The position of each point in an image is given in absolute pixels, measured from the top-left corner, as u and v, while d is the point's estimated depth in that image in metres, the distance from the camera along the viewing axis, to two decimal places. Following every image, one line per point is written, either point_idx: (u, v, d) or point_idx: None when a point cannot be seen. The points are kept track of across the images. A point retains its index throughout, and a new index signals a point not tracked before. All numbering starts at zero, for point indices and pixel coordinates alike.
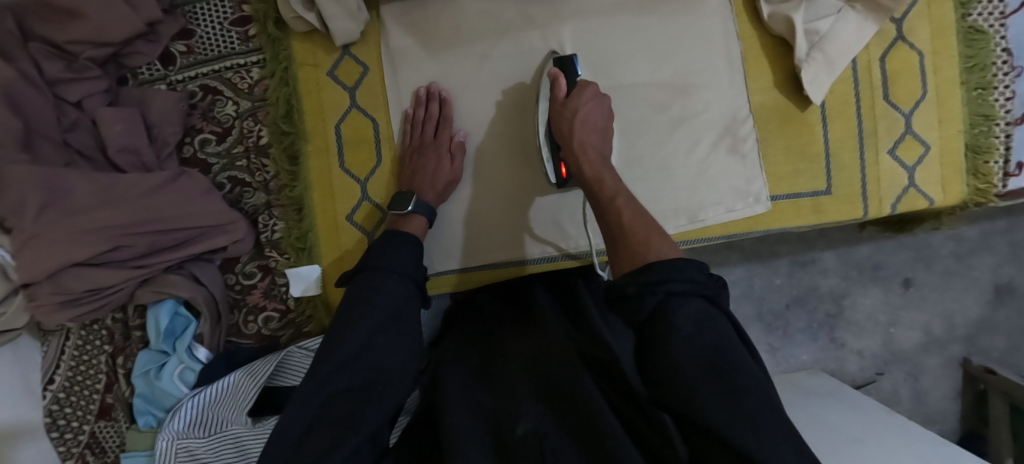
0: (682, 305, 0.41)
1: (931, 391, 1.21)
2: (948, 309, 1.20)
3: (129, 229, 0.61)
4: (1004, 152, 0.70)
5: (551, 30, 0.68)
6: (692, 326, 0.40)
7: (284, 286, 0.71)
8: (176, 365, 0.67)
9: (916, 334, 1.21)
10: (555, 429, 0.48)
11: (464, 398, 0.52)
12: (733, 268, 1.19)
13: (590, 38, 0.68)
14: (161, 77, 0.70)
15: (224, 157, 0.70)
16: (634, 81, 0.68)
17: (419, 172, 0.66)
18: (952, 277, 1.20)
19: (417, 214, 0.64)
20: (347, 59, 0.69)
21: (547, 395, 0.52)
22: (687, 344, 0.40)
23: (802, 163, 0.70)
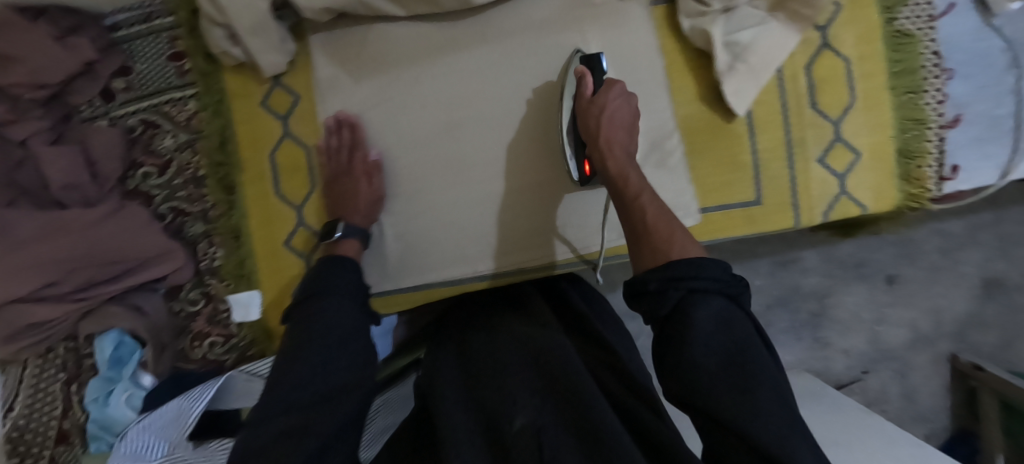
0: (703, 302, 0.44)
1: (921, 389, 1.20)
2: (936, 304, 1.20)
3: (71, 263, 0.64)
4: (937, 156, 0.69)
5: (472, 53, 0.69)
6: (713, 323, 0.43)
7: (226, 312, 0.73)
8: (122, 393, 0.69)
9: (903, 331, 1.20)
10: (553, 421, 0.47)
11: (463, 394, 0.53)
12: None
13: (518, 57, 0.69)
14: (103, 113, 0.73)
15: (165, 189, 0.73)
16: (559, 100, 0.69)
17: (344, 200, 0.67)
18: (940, 272, 1.19)
19: (349, 238, 0.65)
20: (278, 90, 0.70)
21: (543, 387, 0.51)
22: (707, 341, 0.43)
23: (731, 174, 0.69)
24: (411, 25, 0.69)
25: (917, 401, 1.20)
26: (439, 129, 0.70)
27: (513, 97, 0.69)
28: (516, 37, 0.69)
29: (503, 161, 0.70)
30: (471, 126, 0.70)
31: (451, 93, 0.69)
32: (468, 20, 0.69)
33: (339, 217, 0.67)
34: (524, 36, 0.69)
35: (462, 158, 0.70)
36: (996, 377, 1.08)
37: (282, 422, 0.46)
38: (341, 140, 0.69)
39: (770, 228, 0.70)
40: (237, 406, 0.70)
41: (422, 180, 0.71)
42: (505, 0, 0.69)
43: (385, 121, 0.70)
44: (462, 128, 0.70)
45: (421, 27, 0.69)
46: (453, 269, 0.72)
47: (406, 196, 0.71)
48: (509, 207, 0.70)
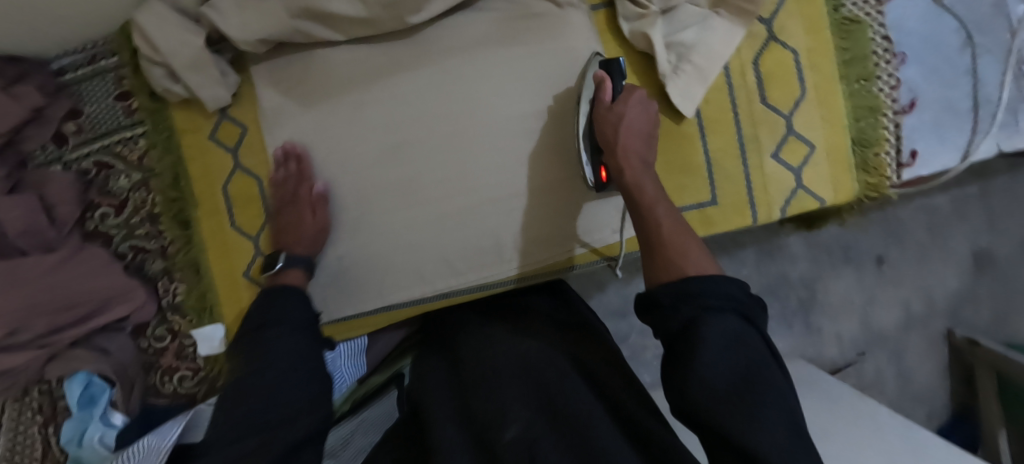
0: (713, 320, 0.42)
1: (917, 368, 1.19)
2: (926, 284, 1.17)
3: (31, 310, 0.64)
4: (894, 143, 0.68)
5: (416, 71, 0.69)
6: (725, 340, 0.42)
7: (192, 346, 0.74)
8: (94, 433, 0.70)
9: (894, 312, 1.18)
10: (543, 431, 0.50)
11: (453, 411, 0.57)
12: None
13: (463, 72, 0.68)
14: (57, 157, 0.73)
15: (123, 228, 0.73)
16: (505, 114, 0.68)
17: (288, 232, 0.68)
18: (928, 251, 1.17)
19: (294, 267, 0.67)
20: (225, 122, 0.70)
21: (537, 404, 0.54)
22: (717, 357, 0.41)
23: (684, 178, 0.68)
24: (353, 50, 0.69)
25: (914, 381, 1.18)
26: (386, 152, 0.69)
27: (457, 115, 0.68)
28: (461, 52, 0.68)
29: (451, 179, 0.69)
30: (419, 147, 0.69)
31: (395, 114, 0.69)
32: (409, 40, 0.69)
33: (283, 247, 0.69)
34: (466, 51, 0.68)
35: (411, 179, 0.70)
36: (995, 353, 1.05)
37: (241, 447, 0.45)
38: (287, 171, 0.69)
39: (727, 228, 0.69)
40: (196, 441, 0.67)
41: (372, 205, 0.70)
42: (441, 18, 0.69)
43: (331, 147, 0.70)
44: (409, 148, 0.69)
45: (364, 51, 0.69)
46: (411, 288, 0.72)
47: (357, 221, 0.71)
48: (461, 224, 0.70)
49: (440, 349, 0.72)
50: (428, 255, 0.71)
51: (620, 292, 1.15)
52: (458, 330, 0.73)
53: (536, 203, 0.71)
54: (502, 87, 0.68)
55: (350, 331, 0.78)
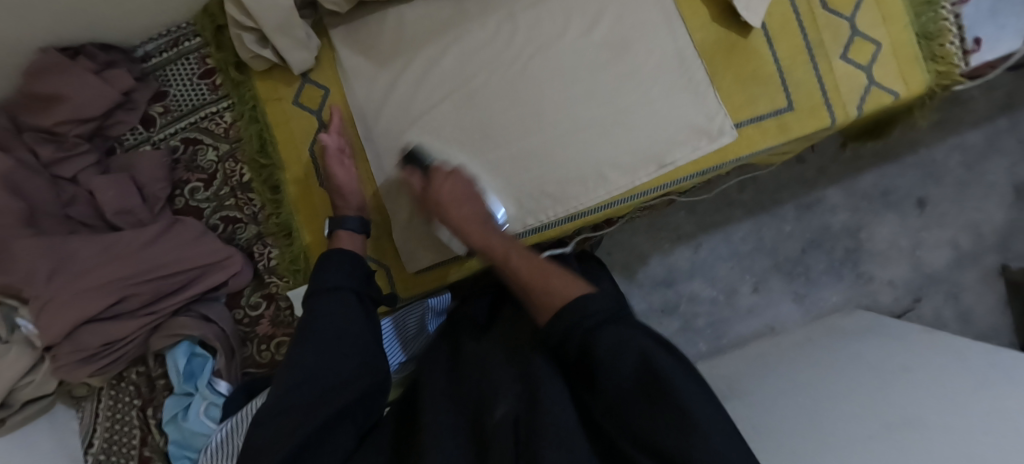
0: (603, 336, 0.47)
1: (977, 308, 1.16)
2: (972, 220, 1.16)
3: (131, 278, 0.65)
4: (958, 32, 0.70)
5: (485, 18, 0.71)
6: (612, 353, 0.46)
7: (287, 309, 0.74)
8: (200, 404, 0.69)
9: (943, 252, 1.17)
10: (528, 406, 0.48)
11: (444, 389, 0.56)
12: (738, 226, 1.16)
13: (531, 15, 0.71)
14: (146, 139, 0.75)
15: (213, 200, 0.74)
16: (573, 46, 0.70)
17: (337, 194, 0.69)
18: (969, 188, 1.17)
19: (345, 227, 0.65)
20: (307, 86, 0.73)
21: (521, 380, 0.51)
22: (615, 368, 0.46)
23: (757, 88, 0.70)
24: (424, 6, 0.72)
25: (975, 321, 1.15)
26: (461, 97, 0.71)
27: (530, 55, 0.70)
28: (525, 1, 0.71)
29: (530, 116, 0.70)
30: (497, 89, 0.71)
31: (469, 61, 0.71)
32: None
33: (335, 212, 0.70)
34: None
35: (491, 120, 0.71)
36: None
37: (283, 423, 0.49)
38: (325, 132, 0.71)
39: (806, 133, 0.71)
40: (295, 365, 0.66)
41: (454, 150, 0.71)
42: None
43: (409, 99, 0.71)
44: (484, 92, 0.71)
45: (432, 7, 0.72)
46: (502, 229, 0.72)
47: (441, 167, 0.71)
48: (546, 159, 0.70)
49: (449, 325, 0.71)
50: (515, 193, 0.71)
51: (666, 262, 1.16)
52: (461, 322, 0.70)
53: (613, 127, 0.70)
54: (568, 26, 0.71)
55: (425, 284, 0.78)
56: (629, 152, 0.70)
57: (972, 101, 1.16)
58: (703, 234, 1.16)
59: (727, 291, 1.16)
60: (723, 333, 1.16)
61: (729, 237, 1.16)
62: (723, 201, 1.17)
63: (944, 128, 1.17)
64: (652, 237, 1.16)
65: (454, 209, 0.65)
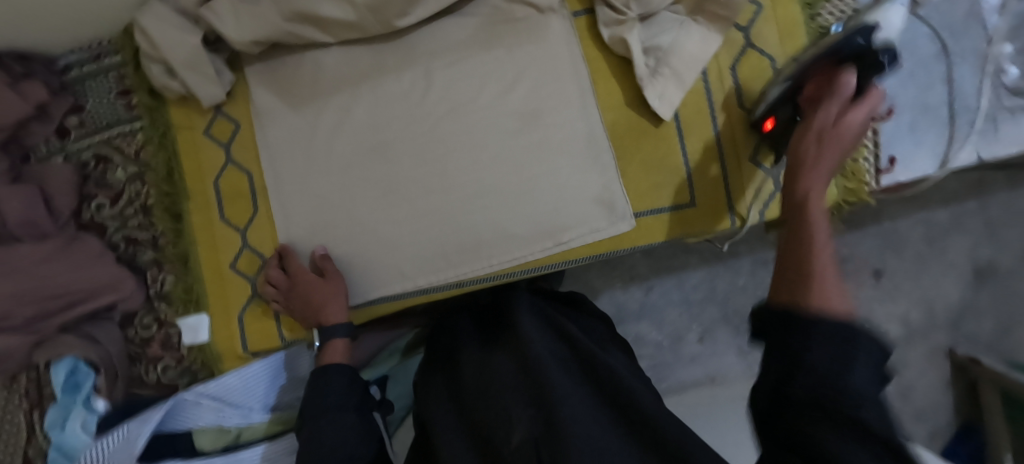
0: (861, 355, 0.33)
1: (920, 383, 1.14)
2: (927, 297, 1.14)
3: (22, 296, 0.66)
4: (873, 147, 0.67)
5: (403, 70, 0.71)
6: (865, 391, 0.32)
7: (177, 336, 0.75)
8: (77, 419, 0.72)
9: (894, 326, 1.14)
10: (544, 430, 0.52)
11: (454, 424, 0.62)
12: (693, 273, 1.12)
13: (452, 73, 0.70)
14: (58, 150, 0.76)
15: (118, 219, 0.75)
16: (486, 109, 0.70)
17: (314, 310, 0.68)
18: (928, 262, 1.14)
19: (339, 336, 0.68)
20: (220, 119, 0.73)
21: (535, 399, 0.55)
22: (814, 378, 0.33)
23: (661, 178, 0.69)
24: (341, 52, 0.71)
25: (916, 396, 1.14)
26: (369, 151, 0.71)
27: (441, 116, 0.70)
28: (447, 58, 0.70)
29: (434, 177, 0.70)
30: (404, 148, 0.70)
31: (381, 116, 0.71)
32: (392, 43, 0.71)
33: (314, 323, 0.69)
34: (451, 59, 0.70)
35: (396, 177, 0.70)
36: (994, 369, 1.03)
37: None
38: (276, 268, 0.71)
39: (705, 230, 0.70)
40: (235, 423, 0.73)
41: (355, 205, 0.71)
42: (425, 22, 0.71)
43: (320, 147, 0.71)
44: (391, 149, 0.70)
45: (353, 52, 0.71)
46: (391, 287, 0.71)
47: (334, 215, 0.71)
48: (450, 218, 0.70)
49: (442, 352, 0.76)
50: (410, 253, 0.71)
51: (614, 300, 1.12)
52: (460, 345, 0.74)
53: (519, 195, 0.69)
54: (482, 92, 0.70)
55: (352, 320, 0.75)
56: (529, 224, 0.70)
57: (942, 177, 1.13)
58: (656, 278, 1.13)
59: (672, 337, 1.13)
60: (664, 378, 1.13)
61: (683, 283, 1.13)
62: (680, 247, 1.13)
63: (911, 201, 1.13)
64: (605, 277, 1.11)
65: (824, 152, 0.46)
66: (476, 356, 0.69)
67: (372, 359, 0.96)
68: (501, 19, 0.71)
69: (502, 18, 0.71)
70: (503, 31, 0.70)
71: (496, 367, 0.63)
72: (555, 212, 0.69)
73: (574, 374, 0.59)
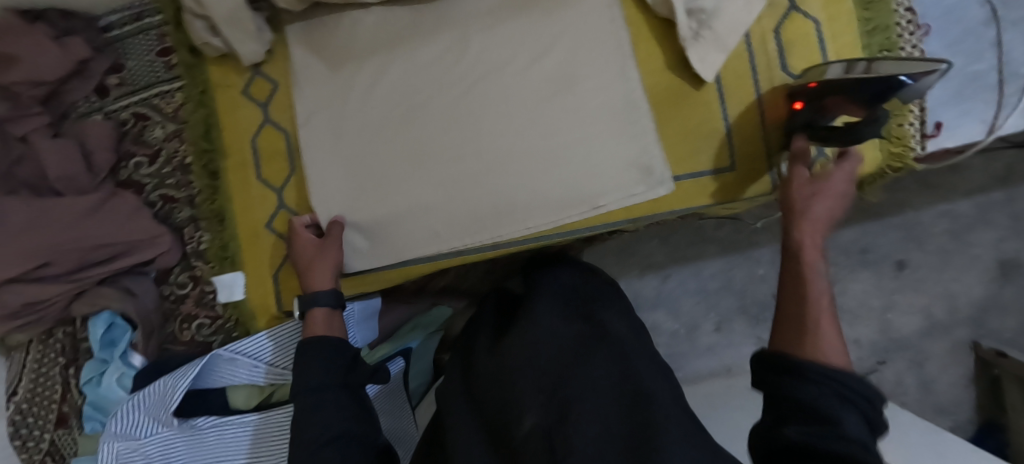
0: (819, 374, 0.44)
1: (941, 379, 1.12)
2: (950, 291, 1.12)
3: (60, 245, 0.66)
4: (919, 113, 0.66)
5: (439, 32, 0.70)
6: (816, 388, 0.44)
7: (212, 293, 0.75)
8: (114, 372, 0.72)
9: (915, 319, 1.13)
10: (558, 417, 0.51)
11: (469, 417, 0.62)
12: (711, 262, 1.12)
13: (488, 36, 0.69)
14: (98, 108, 0.76)
15: (155, 177, 0.76)
16: (519, 74, 0.69)
17: (307, 270, 0.70)
18: (950, 255, 1.12)
19: (320, 305, 0.69)
20: (258, 78, 0.74)
21: (550, 391, 0.55)
22: (805, 391, 0.44)
23: (701, 142, 0.68)
24: (380, 13, 0.71)
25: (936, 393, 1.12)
26: (398, 113, 0.70)
27: (475, 80, 0.69)
28: (485, 20, 0.70)
29: (465, 142, 0.69)
30: (437, 111, 0.70)
31: (416, 77, 0.70)
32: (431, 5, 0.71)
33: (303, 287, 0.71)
34: (489, 21, 0.70)
35: (425, 141, 0.70)
36: (1018, 363, 1.01)
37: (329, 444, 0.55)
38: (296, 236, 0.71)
39: (746, 196, 0.69)
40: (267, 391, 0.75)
41: (387, 166, 0.71)
42: None
43: (354, 109, 0.71)
44: (420, 113, 0.70)
45: (391, 14, 0.71)
46: (426, 247, 0.71)
47: (366, 178, 0.71)
48: (478, 183, 0.69)
49: (461, 353, 0.77)
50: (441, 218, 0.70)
51: (632, 288, 1.14)
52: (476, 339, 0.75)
53: (552, 160, 0.68)
54: (518, 56, 0.69)
55: (378, 282, 0.77)
56: (565, 188, 0.69)
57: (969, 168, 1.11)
58: (673, 266, 1.13)
59: (688, 326, 1.14)
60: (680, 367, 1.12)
61: (699, 272, 1.13)
62: (698, 235, 1.12)
63: (934, 192, 1.11)
64: (621, 263, 1.14)
65: (817, 200, 0.57)
66: (489, 353, 0.69)
67: (393, 332, 0.95)
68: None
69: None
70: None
71: (509, 356, 0.63)
72: (592, 180, 0.68)
73: (593, 370, 0.58)
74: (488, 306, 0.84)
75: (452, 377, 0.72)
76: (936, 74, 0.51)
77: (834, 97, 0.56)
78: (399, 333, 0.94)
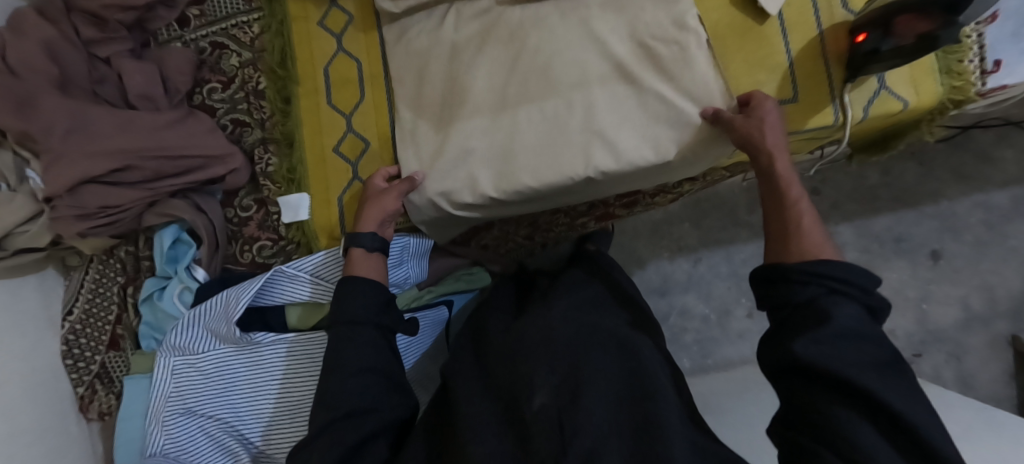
0: (828, 302, 0.42)
1: (981, 375, 0.97)
2: (989, 282, 0.99)
3: (139, 152, 0.68)
4: (977, 51, 0.69)
5: (545, 81, 0.65)
6: (846, 327, 0.40)
7: (276, 215, 0.76)
8: (176, 287, 0.73)
9: (953, 310, 0.99)
10: (569, 399, 0.47)
11: (473, 385, 0.56)
12: (743, 247, 1.04)
13: (587, 84, 0.64)
14: (178, 37, 0.80)
15: (228, 103, 0.79)
16: (615, 121, 0.62)
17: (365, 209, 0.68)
18: (987, 248, 0.99)
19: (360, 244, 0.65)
20: (335, 11, 0.77)
21: (563, 373, 0.51)
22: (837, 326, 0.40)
23: (765, 73, 0.70)
24: (484, 57, 0.68)
25: (978, 390, 0.97)
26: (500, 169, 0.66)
27: (576, 127, 0.63)
28: (601, 69, 0.63)
29: (561, 194, 0.69)
30: (537, 170, 0.64)
31: (519, 140, 0.65)
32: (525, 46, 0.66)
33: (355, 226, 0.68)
34: (606, 69, 0.63)
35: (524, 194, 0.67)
36: None
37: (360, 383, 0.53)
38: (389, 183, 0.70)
39: (806, 128, 0.70)
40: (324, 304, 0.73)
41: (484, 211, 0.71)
42: (540, 22, 0.66)
43: (449, 158, 0.68)
44: (519, 166, 0.65)
45: (495, 62, 0.67)
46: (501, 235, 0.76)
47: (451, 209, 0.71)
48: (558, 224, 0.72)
49: (473, 320, 0.73)
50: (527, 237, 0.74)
51: (662, 271, 1.06)
52: (484, 320, 0.68)
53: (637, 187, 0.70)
54: (624, 117, 0.62)
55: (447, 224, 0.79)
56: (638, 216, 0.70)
57: (1002, 160, 0.99)
58: (705, 249, 1.06)
59: (720, 311, 1.04)
60: (709, 354, 1.03)
61: (731, 256, 1.04)
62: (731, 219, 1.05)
63: (969, 183, 1.00)
64: (652, 244, 1.06)
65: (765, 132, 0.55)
66: (501, 326, 0.64)
67: (440, 279, 0.89)
68: (650, 27, 0.62)
69: (658, 32, 0.61)
70: (654, 45, 0.61)
71: (520, 333, 0.58)
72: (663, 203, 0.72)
73: (607, 355, 0.54)
74: (508, 288, 0.76)
75: (462, 340, 0.67)
76: None
77: (905, 17, 0.58)
78: (443, 282, 0.88)
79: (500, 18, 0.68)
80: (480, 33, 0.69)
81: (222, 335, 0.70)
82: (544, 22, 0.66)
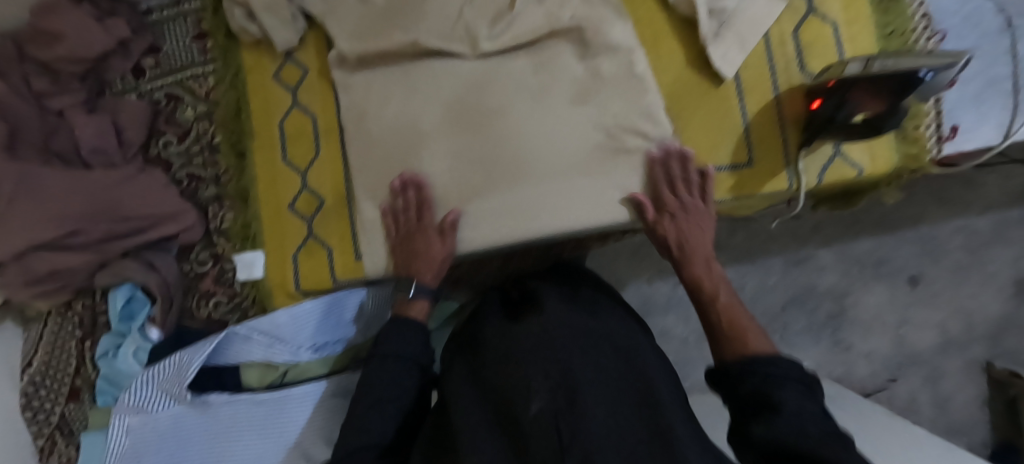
0: (770, 381, 0.43)
1: (956, 399, 0.94)
2: (967, 307, 0.95)
3: (86, 216, 0.69)
4: (935, 117, 0.68)
5: (514, 157, 0.68)
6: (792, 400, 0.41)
7: (231, 271, 0.78)
8: (130, 345, 0.73)
9: (931, 335, 0.94)
10: (567, 403, 0.42)
11: (468, 395, 0.50)
12: None
13: (553, 154, 0.67)
14: (133, 88, 0.80)
15: (183, 156, 0.79)
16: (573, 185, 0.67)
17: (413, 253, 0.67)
18: (966, 273, 0.95)
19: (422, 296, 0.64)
20: (289, 64, 0.75)
21: (561, 375, 0.45)
22: (786, 393, 0.42)
23: (721, 136, 0.69)
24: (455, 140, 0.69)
25: (952, 412, 0.93)
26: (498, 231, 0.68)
27: (553, 192, 0.67)
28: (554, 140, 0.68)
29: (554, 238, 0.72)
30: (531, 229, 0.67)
31: (507, 208, 0.68)
32: (489, 126, 0.68)
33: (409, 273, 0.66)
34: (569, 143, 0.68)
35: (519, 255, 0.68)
36: None
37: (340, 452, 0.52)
38: (406, 200, 0.68)
39: (763, 193, 0.69)
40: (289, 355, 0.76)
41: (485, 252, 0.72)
42: (506, 108, 0.68)
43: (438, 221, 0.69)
44: (522, 217, 0.67)
45: (462, 156, 0.69)
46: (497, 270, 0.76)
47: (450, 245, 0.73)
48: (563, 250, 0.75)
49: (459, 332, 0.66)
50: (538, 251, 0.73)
51: (641, 292, 1.00)
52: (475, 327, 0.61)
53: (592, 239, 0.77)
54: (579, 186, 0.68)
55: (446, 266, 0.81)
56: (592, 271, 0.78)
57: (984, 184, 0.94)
58: None
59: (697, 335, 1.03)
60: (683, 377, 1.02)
61: None
62: None
63: (949, 206, 0.95)
64: (634, 266, 1.00)
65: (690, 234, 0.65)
66: (494, 327, 0.58)
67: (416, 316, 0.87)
68: (620, 121, 0.67)
69: (623, 126, 0.67)
70: (622, 136, 0.67)
71: (517, 338, 0.52)
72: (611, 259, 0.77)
73: (603, 359, 0.48)
74: (493, 295, 0.68)
75: (448, 356, 0.61)
76: (954, 66, 0.56)
77: (859, 92, 0.57)
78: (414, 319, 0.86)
79: (467, 106, 0.70)
80: (447, 122, 0.70)
81: (177, 396, 0.71)
82: (510, 106, 0.69)
